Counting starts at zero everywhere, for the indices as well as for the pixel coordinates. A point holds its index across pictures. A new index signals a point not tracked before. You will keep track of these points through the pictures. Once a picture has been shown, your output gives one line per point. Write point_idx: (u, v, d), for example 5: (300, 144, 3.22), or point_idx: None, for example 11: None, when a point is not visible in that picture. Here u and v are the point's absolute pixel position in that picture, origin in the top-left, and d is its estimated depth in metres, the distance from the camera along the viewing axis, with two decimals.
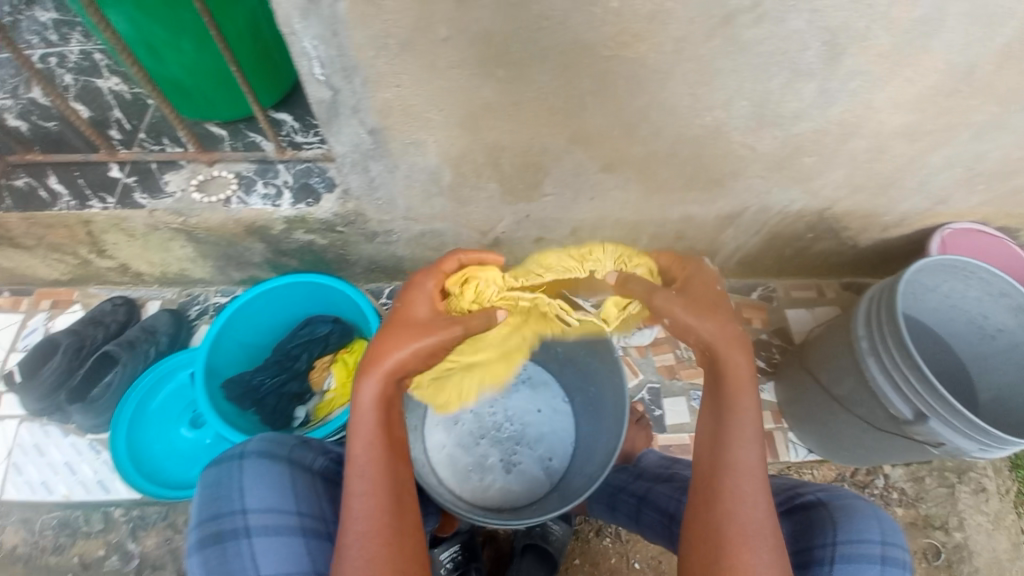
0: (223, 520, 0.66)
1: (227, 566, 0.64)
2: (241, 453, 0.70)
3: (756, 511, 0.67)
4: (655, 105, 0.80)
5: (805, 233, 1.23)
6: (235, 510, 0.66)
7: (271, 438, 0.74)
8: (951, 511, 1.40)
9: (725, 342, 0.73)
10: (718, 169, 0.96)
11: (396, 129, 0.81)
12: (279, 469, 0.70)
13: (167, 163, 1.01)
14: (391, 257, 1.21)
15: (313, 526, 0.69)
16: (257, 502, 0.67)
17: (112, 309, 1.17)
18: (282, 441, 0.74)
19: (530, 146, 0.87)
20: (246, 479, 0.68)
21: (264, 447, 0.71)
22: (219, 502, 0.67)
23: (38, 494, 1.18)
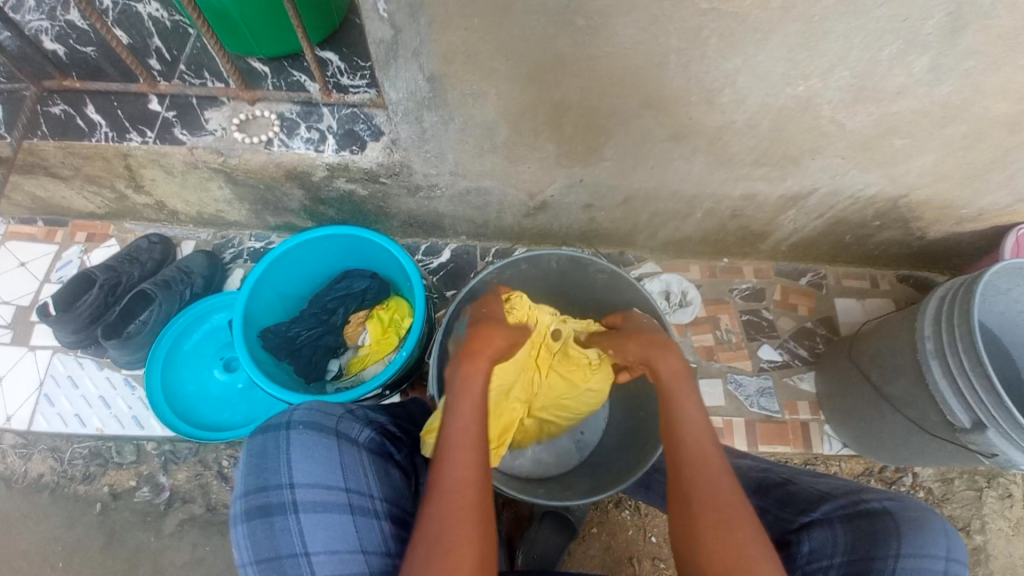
0: (268, 494, 0.56)
1: (274, 542, 0.55)
2: (287, 422, 0.60)
3: (723, 481, 0.65)
4: (745, 69, 0.72)
5: (871, 220, 1.15)
6: (281, 483, 0.57)
7: (319, 406, 0.64)
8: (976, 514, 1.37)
9: (653, 346, 0.81)
10: (797, 145, 0.88)
11: (456, 78, 0.75)
12: (329, 440, 0.61)
13: (207, 99, 0.96)
14: (432, 213, 1.17)
15: (363, 503, 0.60)
16: (306, 476, 0.58)
17: (148, 246, 1.16)
18: (328, 410, 0.65)
19: (598, 107, 0.80)
20: (294, 451, 0.58)
21: (312, 416, 0.61)
22: (264, 472, 0.57)
23: (70, 426, 1.22)
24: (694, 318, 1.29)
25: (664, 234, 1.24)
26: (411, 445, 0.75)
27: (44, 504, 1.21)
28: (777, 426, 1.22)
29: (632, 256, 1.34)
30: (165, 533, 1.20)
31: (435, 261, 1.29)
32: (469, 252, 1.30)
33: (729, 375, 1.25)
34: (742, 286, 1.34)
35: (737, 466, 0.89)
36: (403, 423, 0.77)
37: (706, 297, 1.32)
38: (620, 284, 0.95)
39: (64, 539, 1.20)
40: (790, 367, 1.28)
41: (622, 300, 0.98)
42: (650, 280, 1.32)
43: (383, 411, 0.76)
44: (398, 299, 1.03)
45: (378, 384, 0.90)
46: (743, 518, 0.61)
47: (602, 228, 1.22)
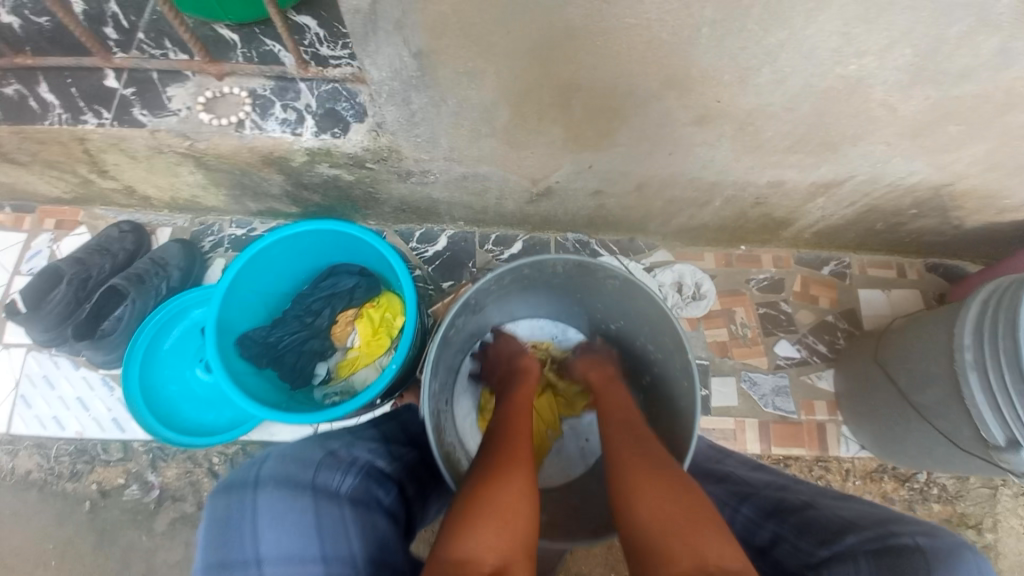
0: (233, 569, 0.52)
1: None
2: (254, 480, 0.56)
3: (653, 448, 0.70)
4: (790, 44, 0.61)
5: (908, 208, 1.05)
6: (247, 558, 0.52)
7: (291, 457, 0.60)
8: (989, 511, 1.32)
9: (593, 360, 0.92)
10: (837, 131, 0.77)
11: (447, 54, 0.64)
12: (300, 501, 0.55)
13: (169, 73, 0.85)
14: (426, 199, 1.07)
15: (342, 570, 0.53)
16: (275, 547, 0.53)
17: (119, 236, 1.08)
18: (301, 459, 0.60)
19: (614, 86, 0.69)
20: (260, 518, 0.54)
21: (283, 470, 0.57)
22: (229, 545, 0.53)
23: (50, 428, 1.17)
24: (708, 312, 1.21)
25: (678, 221, 1.14)
26: (400, 480, 0.69)
27: (33, 502, 1.18)
28: (791, 427, 1.16)
29: (643, 244, 1.24)
30: (157, 532, 1.18)
31: (430, 249, 1.20)
32: (467, 239, 1.21)
33: (744, 373, 1.18)
34: (760, 277, 1.25)
35: (751, 483, 0.82)
36: (392, 457, 0.70)
37: (721, 289, 1.23)
38: (634, 291, 0.81)
39: (55, 536, 1.17)
40: (808, 365, 1.21)
41: (634, 311, 0.85)
42: (662, 270, 1.22)
43: (370, 443, 0.70)
44: (390, 296, 0.95)
45: (370, 396, 0.82)
46: (672, 471, 0.66)
47: (612, 214, 1.12)
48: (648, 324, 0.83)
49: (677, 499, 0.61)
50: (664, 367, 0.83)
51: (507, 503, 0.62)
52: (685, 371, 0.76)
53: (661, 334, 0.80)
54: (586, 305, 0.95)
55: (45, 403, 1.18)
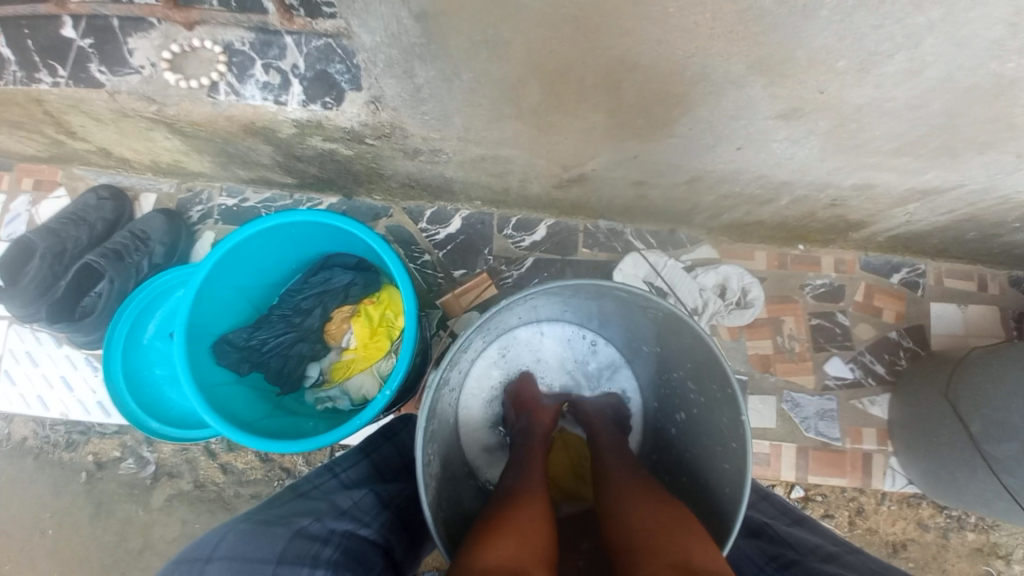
0: None
1: None
2: None
3: (643, 486, 0.66)
4: (941, 27, 0.43)
5: (1015, 222, 0.86)
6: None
7: (243, 554, 0.50)
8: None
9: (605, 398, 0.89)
10: (961, 137, 0.59)
11: (461, 19, 0.48)
12: None
13: (132, 20, 0.70)
14: (438, 178, 0.92)
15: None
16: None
17: (96, 204, 0.97)
18: (256, 556, 0.50)
19: (680, 69, 0.52)
20: None
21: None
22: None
23: (34, 407, 1.12)
24: (752, 322, 1.06)
25: (729, 217, 0.97)
26: (388, 545, 0.60)
27: (30, 469, 1.15)
28: (833, 456, 1.05)
29: (684, 237, 1.08)
30: (154, 506, 1.14)
31: (441, 232, 1.06)
32: (483, 221, 1.07)
33: (786, 393, 1.05)
34: (816, 282, 1.08)
35: (791, 543, 0.70)
36: (378, 513, 0.61)
37: (770, 295, 1.07)
38: (678, 326, 0.67)
39: (54, 505, 1.15)
40: (861, 387, 1.07)
41: (677, 342, 0.71)
42: (704, 270, 1.07)
43: (351, 505, 0.60)
44: (390, 293, 0.84)
45: (363, 423, 0.71)
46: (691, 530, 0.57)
47: (652, 205, 0.95)
48: (691, 362, 0.70)
49: (671, 534, 0.57)
50: (703, 412, 0.71)
51: (525, 523, 0.57)
52: (733, 429, 0.64)
53: (707, 379, 0.68)
54: (616, 323, 0.82)
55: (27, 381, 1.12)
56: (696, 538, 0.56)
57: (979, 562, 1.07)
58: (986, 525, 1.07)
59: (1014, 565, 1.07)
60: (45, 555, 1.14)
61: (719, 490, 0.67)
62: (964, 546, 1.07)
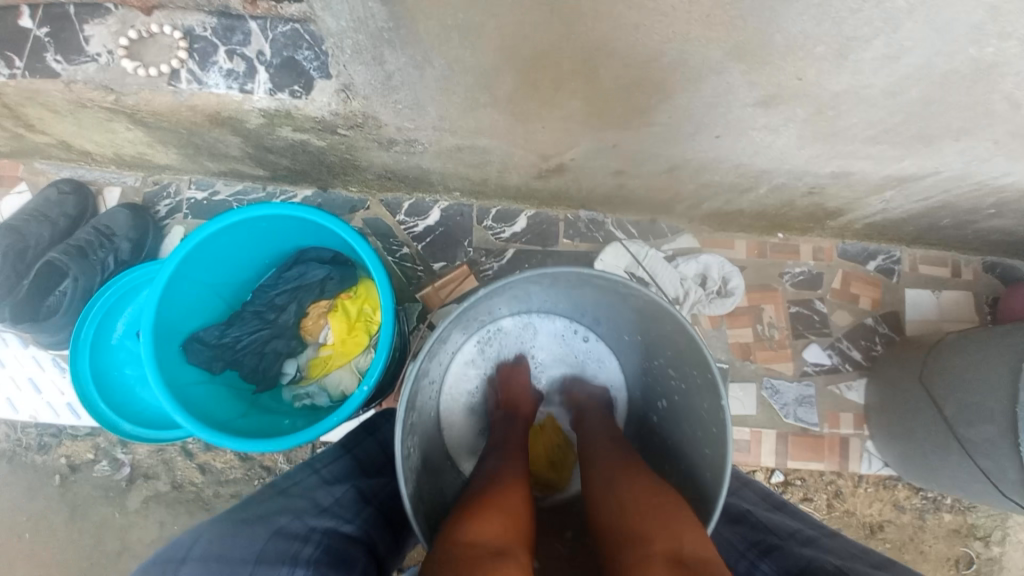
0: None
1: None
2: None
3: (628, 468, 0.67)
4: (921, 11, 0.43)
5: (988, 208, 0.88)
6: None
7: (219, 555, 0.48)
8: (1001, 524, 1.12)
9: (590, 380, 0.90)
10: (939, 125, 0.60)
11: (431, 2, 0.46)
12: None
13: (87, 6, 0.66)
14: (415, 169, 0.90)
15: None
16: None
17: (57, 200, 0.93)
18: (232, 557, 0.48)
19: (659, 55, 0.51)
20: None
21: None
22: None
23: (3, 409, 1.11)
24: (732, 310, 1.07)
25: (710, 206, 0.97)
26: (370, 541, 0.58)
27: (3, 473, 1.13)
28: (812, 441, 1.06)
29: (665, 226, 1.08)
30: (131, 509, 1.12)
31: (421, 224, 1.04)
32: (463, 213, 1.05)
33: (767, 380, 1.06)
34: (796, 270, 1.09)
35: (770, 529, 0.71)
36: (359, 510, 0.60)
37: (750, 283, 1.08)
38: (659, 314, 0.67)
39: (29, 509, 1.14)
40: (839, 373, 1.08)
41: (658, 330, 0.71)
42: (685, 260, 1.07)
43: (331, 502, 0.59)
44: (368, 288, 0.82)
45: (338, 420, 0.69)
46: (673, 510, 0.58)
47: (634, 195, 0.94)
48: (672, 350, 0.70)
49: (662, 513, 0.57)
50: (684, 400, 0.71)
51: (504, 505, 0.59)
52: (714, 415, 0.64)
53: (688, 366, 0.68)
54: (597, 312, 0.81)
55: None
56: (675, 517, 0.56)
57: (957, 544, 1.10)
58: (962, 506, 1.10)
59: (992, 547, 1.11)
60: (23, 560, 1.13)
61: (701, 477, 0.67)
62: (940, 528, 1.10)
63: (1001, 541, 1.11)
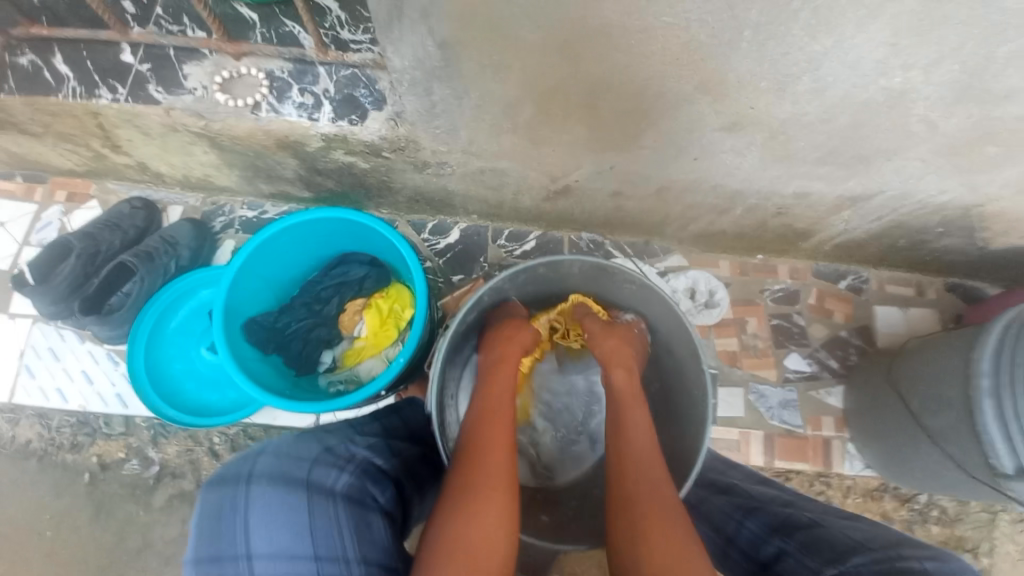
0: (224, 565, 0.50)
1: None
2: (247, 475, 0.53)
3: (664, 498, 0.64)
4: (833, 54, 0.59)
5: (934, 227, 1.02)
6: (237, 554, 0.50)
7: (287, 452, 0.58)
8: (988, 535, 1.18)
9: (613, 357, 0.81)
10: (872, 146, 0.75)
11: (474, 47, 0.62)
12: (295, 497, 0.53)
13: (186, 50, 0.83)
14: (441, 191, 1.05)
15: (333, 571, 0.50)
16: (266, 542, 0.50)
17: (130, 213, 1.07)
18: (297, 456, 0.58)
19: (644, 88, 0.67)
20: (253, 514, 0.51)
21: (277, 466, 0.55)
22: (218, 540, 0.51)
23: (53, 399, 1.13)
24: (719, 321, 1.19)
25: (695, 228, 1.11)
26: (396, 478, 0.67)
27: (32, 471, 1.15)
28: (797, 442, 1.15)
29: (657, 247, 1.22)
30: (155, 507, 1.14)
31: (442, 242, 1.18)
32: (480, 233, 1.19)
33: (753, 385, 1.17)
34: (774, 288, 1.22)
35: (758, 498, 0.80)
36: (390, 457, 0.69)
37: (735, 298, 1.21)
38: (649, 296, 0.83)
39: (53, 507, 1.14)
40: (818, 380, 1.19)
41: (648, 313, 0.87)
42: (675, 275, 1.21)
43: (367, 442, 0.68)
44: (400, 287, 0.96)
45: (375, 390, 0.82)
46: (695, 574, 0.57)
47: (629, 216, 1.09)
48: (660, 329, 0.87)
49: None
50: (678, 370, 0.86)
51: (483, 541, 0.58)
52: (697, 380, 0.80)
53: (677, 343, 0.84)
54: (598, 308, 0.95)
55: (50, 373, 1.15)
56: None
57: None
58: (949, 518, 1.17)
59: (981, 558, 1.17)
60: (38, 560, 1.13)
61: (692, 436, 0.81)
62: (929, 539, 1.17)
63: (989, 552, 1.17)
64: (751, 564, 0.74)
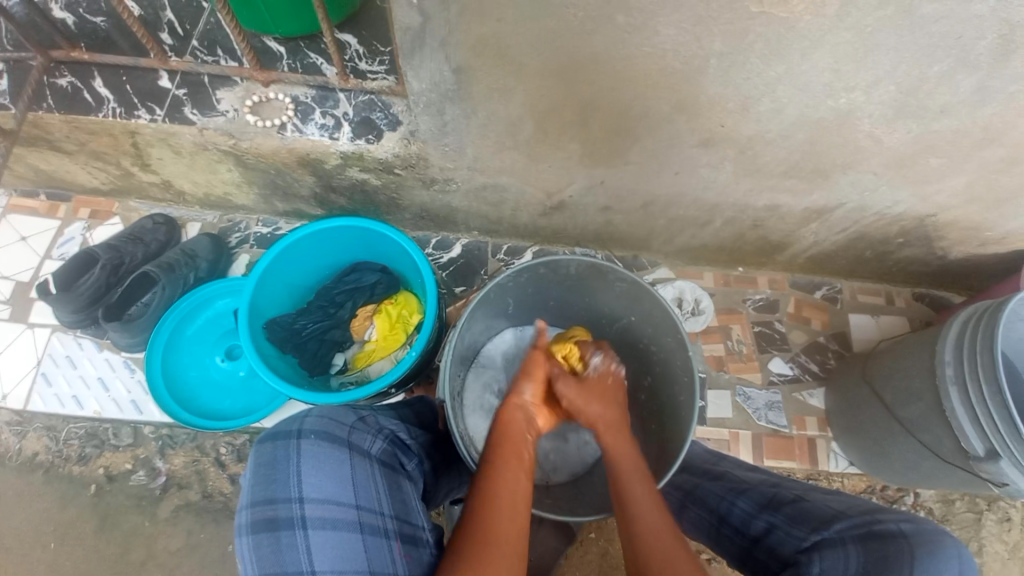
0: (278, 507, 0.58)
1: (280, 556, 0.57)
2: (299, 431, 0.62)
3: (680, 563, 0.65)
4: (787, 78, 0.69)
5: (894, 237, 1.12)
6: (291, 497, 0.58)
7: (330, 415, 0.66)
8: (976, 535, 1.23)
9: (608, 427, 0.78)
10: (830, 159, 0.85)
11: (483, 71, 0.72)
12: (340, 452, 0.62)
13: (219, 78, 0.92)
14: (445, 208, 1.13)
15: (372, 521, 0.60)
16: (316, 490, 0.59)
17: (152, 228, 1.14)
18: (339, 419, 0.66)
19: (629, 107, 0.77)
20: (304, 464, 0.60)
21: (323, 425, 0.63)
22: (273, 485, 0.59)
23: (68, 407, 1.17)
24: (705, 327, 1.27)
25: (680, 240, 1.20)
26: (419, 454, 0.75)
27: (38, 484, 1.15)
28: (783, 441, 1.22)
29: (645, 261, 1.31)
30: (161, 518, 1.14)
31: (445, 256, 1.26)
32: (480, 248, 1.27)
33: (739, 387, 1.24)
34: (756, 297, 1.31)
35: (747, 481, 0.86)
36: (411, 434, 0.76)
37: (718, 307, 1.29)
38: (640, 295, 0.92)
39: (57, 519, 1.14)
40: (800, 382, 1.26)
41: (640, 311, 0.95)
42: (663, 286, 1.29)
43: (392, 417, 0.76)
44: (407, 294, 1.06)
45: (384, 384, 0.89)
46: None
47: (618, 230, 1.18)
48: (652, 327, 0.95)
49: None
50: (667, 363, 0.94)
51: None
52: (686, 369, 0.88)
53: (664, 337, 0.93)
54: (592, 309, 1.04)
55: (65, 381, 1.18)
56: None
57: None
58: (936, 518, 1.23)
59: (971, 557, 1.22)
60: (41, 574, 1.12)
61: (683, 424, 0.89)
62: None
63: (979, 551, 1.22)
64: (742, 539, 0.79)
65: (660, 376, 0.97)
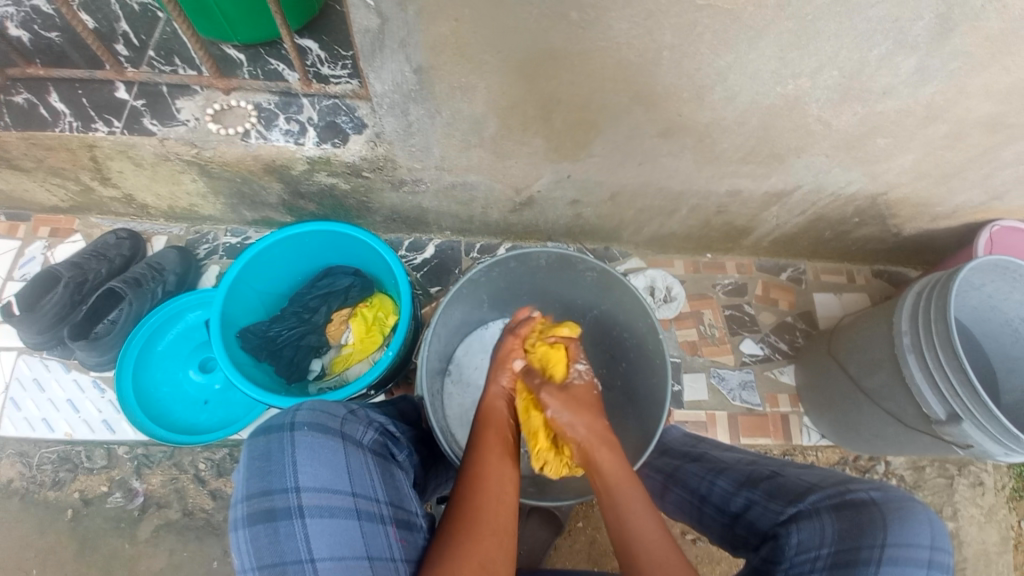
0: (274, 497, 0.58)
1: (278, 545, 0.57)
2: (291, 424, 0.62)
3: (670, 552, 0.66)
4: (736, 67, 0.72)
5: (851, 216, 1.16)
6: (287, 487, 0.59)
7: (322, 407, 0.66)
8: (948, 500, 1.29)
9: (597, 438, 0.77)
10: (785, 144, 0.89)
11: (445, 70, 0.74)
12: (333, 442, 0.62)
13: (179, 88, 0.91)
14: (416, 208, 1.13)
15: (368, 507, 0.61)
16: (312, 479, 0.59)
17: (116, 242, 1.12)
18: (330, 411, 0.66)
19: (588, 102, 0.79)
20: (299, 454, 0.60)
21: (315, 417, 0.63)
22: (270, 476, 0.59)
23: (38, 430, 1.13)
24: (678, 313, 1.30)
25: (649, 230, 1.23)
26: (409, 446, 0.76)
27: (11, 513, 1.12)
28: (757, 419, 1.26)
29: (617, 252, 1.34)
30: (141, 539, 1.11)
31: (419, 257, 1.26)
32: (453, 248, 1.28)
33: (713, 370, 1.28)
34: (725, 281, 1.35)
35: (725, 460, 0.88)
36: (399, 428, 0.76)
37: (690, 293, 1.33)
38: (611, 283, 0.94)
39: (33, 547, 1.10)
40: (771, 361, 1.31)
41: (611, 299, 0.97)
42: (635, 275, 1.32)
43: (381, 412, 0.76)
44: (382, 296, 1.07)
45: (362, 385, 0.90)
46: None
47: (589, 223, 1.20)
48: (624, 314, 0.97)
49: None
50: (640, 348, 0.96)
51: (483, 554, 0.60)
52: (657, 352, 0.90)
53: (635, 324, 0.95)
54: (566, 300, 1.06)
55: (34, 404, 1.15)
56: None
57: None
58: (908, 485, 1.28)
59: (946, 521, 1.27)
60: None
61: (656, 408, 0.91)
62: None
63: (951, 514, 1.28)
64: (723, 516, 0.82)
65: (635, 363, 1.00)
